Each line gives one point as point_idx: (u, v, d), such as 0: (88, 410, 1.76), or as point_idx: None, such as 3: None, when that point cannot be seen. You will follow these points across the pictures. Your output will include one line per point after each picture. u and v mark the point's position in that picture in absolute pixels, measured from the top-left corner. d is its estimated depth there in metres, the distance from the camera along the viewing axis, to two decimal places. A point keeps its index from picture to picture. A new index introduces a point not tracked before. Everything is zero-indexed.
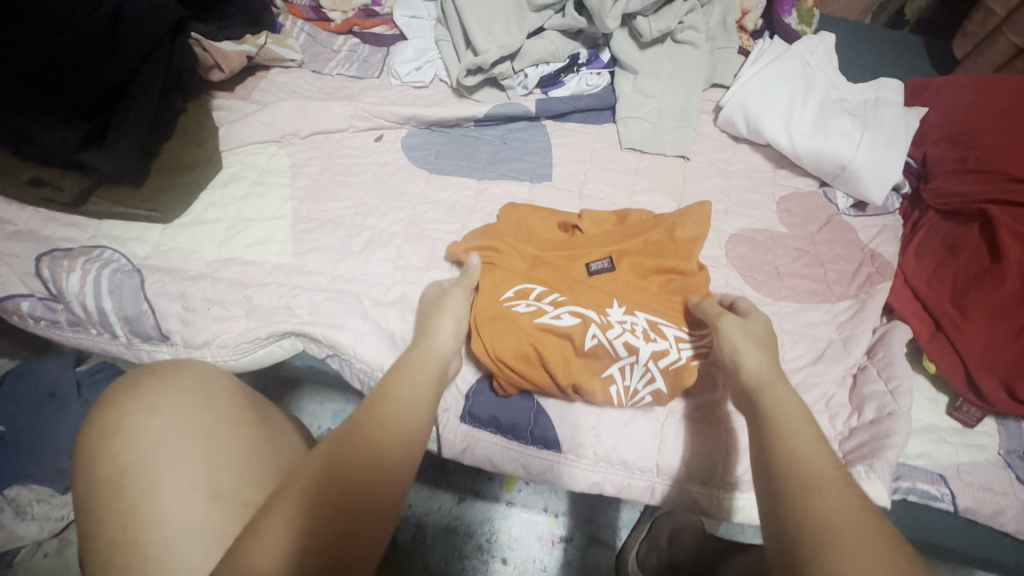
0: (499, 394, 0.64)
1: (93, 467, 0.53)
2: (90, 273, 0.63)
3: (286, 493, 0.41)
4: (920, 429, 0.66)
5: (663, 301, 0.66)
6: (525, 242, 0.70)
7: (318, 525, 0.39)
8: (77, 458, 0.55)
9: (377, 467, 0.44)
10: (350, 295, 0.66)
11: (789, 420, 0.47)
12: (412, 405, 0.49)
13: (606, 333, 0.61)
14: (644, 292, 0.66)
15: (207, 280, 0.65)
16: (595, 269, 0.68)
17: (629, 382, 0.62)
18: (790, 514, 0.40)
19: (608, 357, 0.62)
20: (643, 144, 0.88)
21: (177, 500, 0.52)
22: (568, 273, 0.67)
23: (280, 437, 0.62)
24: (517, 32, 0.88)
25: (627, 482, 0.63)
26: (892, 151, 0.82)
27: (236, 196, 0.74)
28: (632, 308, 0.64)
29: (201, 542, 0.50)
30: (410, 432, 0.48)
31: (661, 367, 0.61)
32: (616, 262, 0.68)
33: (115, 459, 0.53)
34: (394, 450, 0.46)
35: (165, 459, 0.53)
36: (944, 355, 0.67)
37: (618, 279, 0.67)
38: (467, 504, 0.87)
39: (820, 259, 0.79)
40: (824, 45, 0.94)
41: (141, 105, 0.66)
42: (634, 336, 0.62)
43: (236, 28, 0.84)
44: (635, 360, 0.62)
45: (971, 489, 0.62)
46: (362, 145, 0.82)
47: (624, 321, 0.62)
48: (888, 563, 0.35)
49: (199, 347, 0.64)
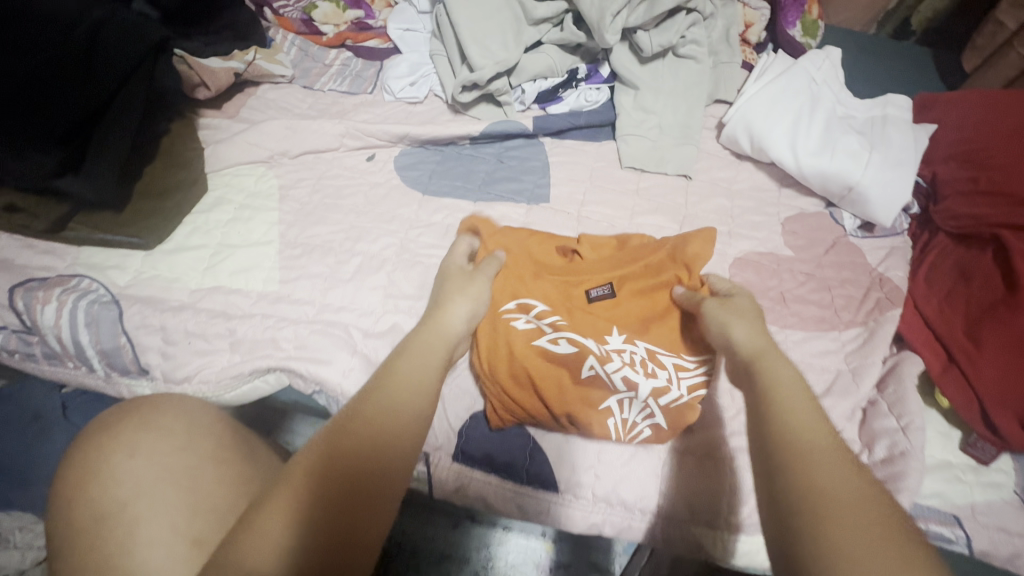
0: (493, 428, 0.62)
1: (70, 513, 0.50)
2: (66, 305, 0.61)
3: (287, 483, 0.42)
4: (934, 466, 0.64)
5: (666, 329, 0.63)
6: (526, 260, 0.67)
7: (318, 512, 0.40)
8: (53, 506, 0.51)
9: (376, 452, 0.44)
10: (338, 327, 0.63)
11: (793, 396, 0.46)
12: (412, 386, 0.49)
13: (604, 365, 0.60)
14: (647, 319, 0.63)
15: (189, 311, 0.63)
16: (595, 295, 0.65)
17: (625, 416, 0.60)
18: (787, 484, 0.41)
19: (606, 390, 0.60)
20: (644, 162, 0.85)
21: (156, 553, 0.47)
22: (567, 296, 0.65)
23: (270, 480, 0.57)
24: (513, 47, 0.86)
25: (627, 525, 0.59)
26: (901, 171, 0.80)
27: (222, 220, 0.71)
28: (631, 337, 0.62)
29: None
30: (412, 418, 0.47)
31: (661, 405, 0.59)
32: (617, 288, 0.65)
33: (93, 505, 0.49)
34: (394, 438, 0.45)
35: (147, 507, 0.49)
36: (957, 388, 0.64)
37: (619, 306, 0.64)
38: (462, 530, 0.84)
39: (827, 284, 0.76)
40: (830, 60, 0.91)
41: (120, 129, 0.64)
42: (631, 365, 0.60)
43: (224, 43, 0.81)
44: (634, 394, 0.59)
45: (987, 531, 0.59)
46: (353, 165, 0.80)
47: (623, 351, 0.61)
48: (879, 534, 0.36)
49: (180, 382, 0.61)
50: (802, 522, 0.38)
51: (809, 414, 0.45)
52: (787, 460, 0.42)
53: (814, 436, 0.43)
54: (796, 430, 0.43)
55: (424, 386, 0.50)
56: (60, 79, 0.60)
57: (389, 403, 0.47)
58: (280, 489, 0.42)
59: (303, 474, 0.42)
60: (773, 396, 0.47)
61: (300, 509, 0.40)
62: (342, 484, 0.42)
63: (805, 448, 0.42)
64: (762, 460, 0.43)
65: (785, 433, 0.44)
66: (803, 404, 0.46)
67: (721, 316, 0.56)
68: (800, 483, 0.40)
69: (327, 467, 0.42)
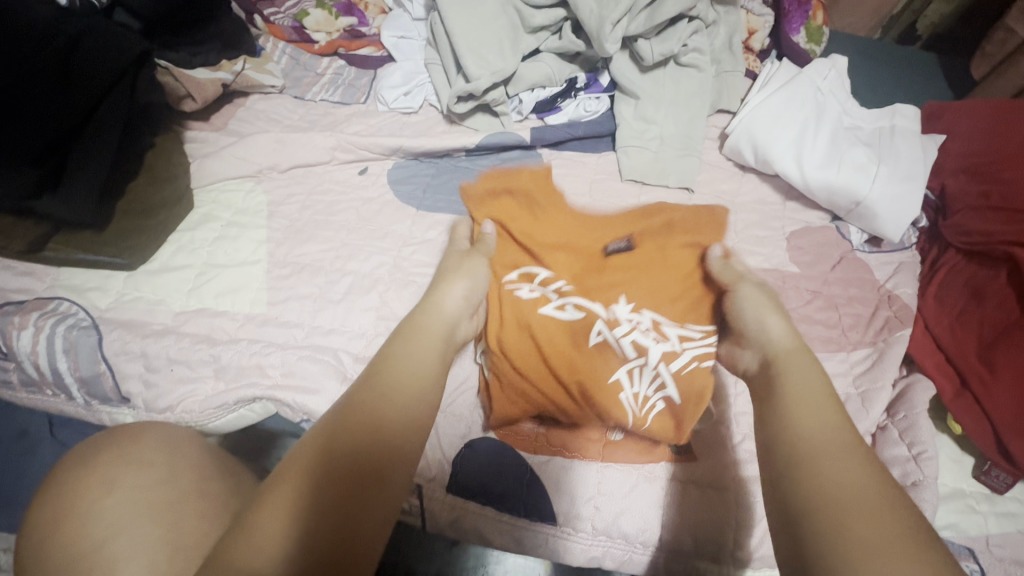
0: (488, 425, 0.61)
1: (44, 557, 0.47)
2: (43, 331, 0.58)
3: (292, 466, 0.40)
4: (946, 495, 0.61)
5: (675, 299, 0.64)
6: (539, 225, 0.69)
7: (326, 496, 0.38)
8: (27, 548, 0.48)
9: (377, 441, 0.42)
10: (328, 352, 0.61)
11: (804, 394, 0.46)
12: (411, 376, 0.47)
13: (613, 330, 0.61)
14: (655, 287, 0.64)
15: (172, 336, 0.60)
16: (612, 250, 0.68)
17: (636, 388, 0.59)
18: (792, 484, 0.40)
19: (617, 357, 0.60)
20: (644, 174, 0.83)
21: None
22: (581, 258, 0.67)
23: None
24: (510, 56, 0.83)
25: (628, 557, 0.57)
26: (910, 185, 0.77)
27: (208, 238, 0.68)
28: (639, 306, 0.63)
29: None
30: (416, 405, 0.45)
31: (672, 372, 0.59)
32: (632, 249, 0.68)
33: (69, 546, 0.47)
34: (398, 423, 0.43)
35: (125, 544, 0.46)
36: (970, 414, 0.62)
37: (632, 265, 0.66)
38: (458, 548, 0.78)
39: (834, 302, 0.74)
40: (836, 69, 0.88)
41: (100, 146, 0.62)
42: (639, 331, 0.61)
43: (212, 53, 0.79)
44: (644, 361, 0.59)
45: (1002, 565, 0.57)
46: (345, 179, 0.77)
47: (631, 320, 0.62)
48: (893, 535, 0.35)
49: (162, 411, 0.59)
50: (812, 517, 0.37)
51: (817, 410, 0.44)
52: (791, 460, 0.41)
53: (824, 434, 0.42)
54: (803, 427, 0.43)
55: (423, 377, 0.48)
56: (36, 96, 0.58)
57: (389, 393, 0.45)
58: (278, 485, 0.39)
59: (302, 465, 0.40)
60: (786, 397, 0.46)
61: (299, 503, 0.37)
62: (343, 474, 0.39)
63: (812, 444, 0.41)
64: (769, 460, 0.43)
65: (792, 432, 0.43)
66: (814, 401, 0.45)
67: (755, 309, 0.57)
68: (804, 477, 0.40)
69: (326, 458, 0.40)
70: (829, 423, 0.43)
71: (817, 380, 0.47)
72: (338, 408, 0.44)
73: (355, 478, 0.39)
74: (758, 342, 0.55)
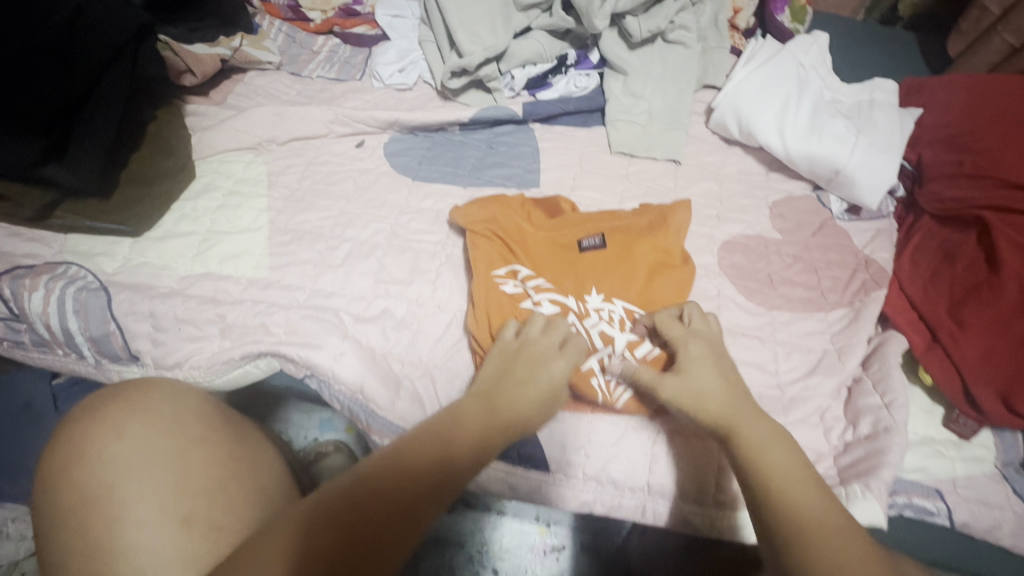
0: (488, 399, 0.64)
1: (59, 497, 0.49)
2: (54, 292, 0.60)
3: (287, 520, 0.42)
4: (917, 442, 0.65)
5: (648, 287, 0.66)
6: (527, 220, 0.71)
7: (318, 538, 0.40)
8: (42, 490, 0.51)
9: (389, 502, 0.44)
10: (329, 313, 0.64)
11: (789, 470, 0.48)
12: (453, 450, 0.48)
13: (584, 321, 0.63)
14: (627, 277, 0.66)
15: (178, 297, 0.63)
16: (587, 245, 0.68)
17: (606, 375, 0.61)
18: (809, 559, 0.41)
19: (589, 347, 0.62)
20: (633, 147, 0.86)
21: (145, 530, 0.48)
22: (559, 248, 0.68)
23: (257, 458, 0.58)
24: (503, 33, 0.85)
25: (617, 502, 0.61)
26: (888, 155, 0.80)
27: (210, 207, 0.71)
28: (610, 296, 0.65)
29: (173, 570, 0.46)
30: (440, 469, 0.46)
31: (638, 358, 0.61)
32: (608, 240, 0.69)
33: (81, 488, 0.49)
34: (414, 486, 0.45)
35: (134, 487, 0.49)
36: (940, 365, 0.66)
37: (608, 254, 0.68)
38: (457, 514, 0.89)
39: (814, 266, 0.77)
40: (818, 45, 0.91)
41: (104, 117, 0.64)
42: (609, 321, 0.63)
43: (210, 30, 0.81)
44: (613, 351, 0.62)
45: (968, 504, 0.61)
46: (342, 152, 0.80)
47: (601, 309, 0.64)
48: None
49: (170, 368, 0.61)
50: None
51: (803, 482, 0.47)
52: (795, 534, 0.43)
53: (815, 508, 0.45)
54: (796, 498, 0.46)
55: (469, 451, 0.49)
56: (40, 64, 0.59)
57: (418, 459, 0.47)
58: (277, 530, 0.41)
59: (298, 518, 0.42)
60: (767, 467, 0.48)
61: (296, 540, 0.40)
62: (343, 529, 0.41)
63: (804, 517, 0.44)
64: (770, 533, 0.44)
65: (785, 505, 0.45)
66: (800, 477, 0.47)
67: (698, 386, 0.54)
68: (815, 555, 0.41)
69: (338, 515, 0.42)
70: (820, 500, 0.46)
71: (800, 460, 0.49)
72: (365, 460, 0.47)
73: (357, 538, 0.41)
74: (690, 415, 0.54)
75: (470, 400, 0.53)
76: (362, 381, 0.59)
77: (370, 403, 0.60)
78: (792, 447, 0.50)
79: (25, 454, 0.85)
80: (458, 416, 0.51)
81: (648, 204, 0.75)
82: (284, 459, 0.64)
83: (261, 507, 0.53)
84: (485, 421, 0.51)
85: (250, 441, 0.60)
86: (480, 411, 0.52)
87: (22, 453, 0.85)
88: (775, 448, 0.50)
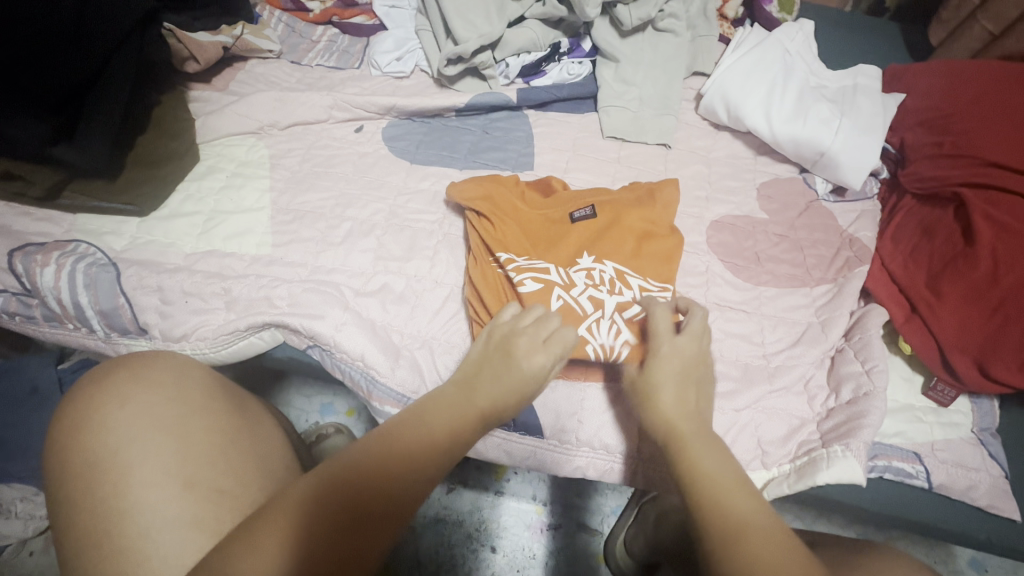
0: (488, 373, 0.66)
1: (66, 458, 0.50)
2: (65, 267, 0.63)
3: (279, 508, 0.42)
4: (897, 408, 0.68)
5: (637, 254, 0.68)
6: (521, 199, 0.73)
7: (313, 524, 0.41)
8: (49, 452, 0.52)
9: (380, 483, 0.45)
10: (330, 286, 0.66)
11: (721, 479, 0.46)
12: (435, 434, 0.49)
13: (570, 292, 0.64)
14: (617, 241, 0.69)
15: (185, 272, 0.65)
16: (578, 216, 0.71)
17: (601, 339, 0.61)
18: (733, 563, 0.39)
19: (580, 315, 0.62)
20: (625, 131, 0.88)
21: (151, 491, 0.49)
22: (552, 222, 0.71)
23: (258, 429, 0.59)
24: (497, 21, 0.88)
25: (609, 467, 0.63)
26: (869, 137, 0.83)
27: (214, 188, 0.73)
28: (601, 258, 0.68)
29: (178, 530, 0.47)
30: (426, 457, 0.47)
31: (626, 320, 0.63)
32: (598, 211, 0.71)
33: (87, 452, 0.50)
34: (403, 473, 0.46)
35: (139, 451, 0.50)
36: (919, 336, 0.68)
37: (599, 225, 0.70)
38: (455, 493, 0.92)
39: (799, 244, 0.80)
40: (803, 32, 0.94)
41: (111, 99, 0.66)
42: (600, 278, 0.66)
43: (211, 18, 0.83)
44: (603, 316, 0.63)
45: (945, 466, 0.63)
46: (342, 136, 0.82)
47: (593, 268, 0.66)
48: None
49: (177, 340, 0.63)
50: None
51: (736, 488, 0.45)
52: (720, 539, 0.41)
53: (750, 520, 0.42)
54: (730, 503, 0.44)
55: (451, 435, 0.50)
56: (51, 47, 0.62)
57: (403, 445, 0.47)
58: (270, 514, 0.42)
59: (290, 506, 0.42)
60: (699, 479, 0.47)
61: (291, 525, 0.41)
62: (341, 509, 0.42)
63: (737, 525, 0.42)
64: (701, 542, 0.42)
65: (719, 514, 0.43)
66: (736, 489, 0.45)
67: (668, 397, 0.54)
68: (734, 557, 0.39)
69: (330, 494, 0.43)
70: (756, 514, 0.43)
71: (735, 471, 0.47)
72: (352, 447, 0.47)
73: (351, 519, 0.42)
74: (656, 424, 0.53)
75: (449, 390, 0.54)
76: (363, 350, 0.62)
77: (370, 370, 0.63)
78: (733, 464, 0.48)
79: (30, 435, 0.86)
80: (435, 405, 0.52)
81: (638, 184, 0.77)
82: (286, 432, 0.65)
83: (261, 475, 0.54)
84: (465, 409, 0.52)
85: (250, 412, 0.60)
86: (459, 399, 0.53)
87: (27, 434, 0.86)
88: (715, 463, 0.48)
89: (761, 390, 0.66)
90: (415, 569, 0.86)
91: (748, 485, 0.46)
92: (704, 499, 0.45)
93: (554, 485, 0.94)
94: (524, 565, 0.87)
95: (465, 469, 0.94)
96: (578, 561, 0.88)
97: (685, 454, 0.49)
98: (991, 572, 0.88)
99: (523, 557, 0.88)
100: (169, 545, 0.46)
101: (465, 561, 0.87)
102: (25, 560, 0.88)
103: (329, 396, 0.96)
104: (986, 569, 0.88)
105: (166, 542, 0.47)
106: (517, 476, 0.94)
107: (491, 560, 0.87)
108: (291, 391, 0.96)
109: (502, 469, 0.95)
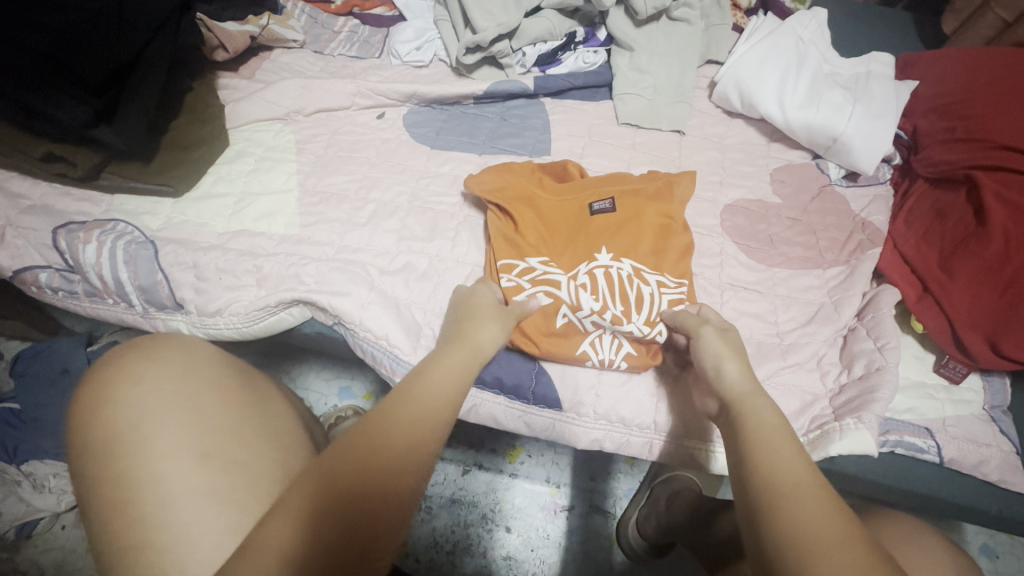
0: (509, 359, 0.66)
1: (84, 433, 0.50)
2: (106, 245, 0.66)
3: (297, 493, 0.40)
4: (909, 386, 0.70)
5: (653, 240, 0.70)
6: (538, 185, 0.75)
7: (334, 501, 0.40)
8: (70, 428, 0.51)
9: (390, 452, 0.44)
10: (357, 265, 0.69)
11: (770, 436, 0.46)
12: (427, 411, 0.48)
13: (577, 313, 0.65)
14: (635, 237, 0.70)
15: (218, 250, 0.68)
16: (597, 208, 0.72)
17: (602, 355, 0.65)
18: (765, 520, 0.41)
19: (580, 334, 0.65)
20: (639, 119, 0.90)
21: (167, 464, 0.47)
22: (570, 213, 0.72)
23: (271, 407, 0.58)
24: (514, 11, 0.90)
25: (626, 439, 0.65)
26: (884, 122, 0.84)
27: (244, 171, 0.76)
28: (619, 255, 0.69)
29: (198, 499, 0.47)
30: (428, 418, 0.47)
31: (629, 337, 0.65)
32: (617, 204, 0.72)
33: (104, 426, 0.49)
34: (411, 442, 0.45)
35: (154, 424, 0.49)
36: (932, 315, 0.69)
37: (617, 219, 0.71)
38: (470, 475, 0.95)
39: (812, 228, 0.81)
40: (816, 20, 0.95)
41: (150, 83, 0.70)
42: (616, 277, 0.67)
43: (239, 8, 0.86)
44: (604, 332, 0.65)
45: (956, 441, 0.65)
46: (365, 122, 0.85)
47: (610, 266, 0.68)
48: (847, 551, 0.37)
49: (212, 315, 0.67)
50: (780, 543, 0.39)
51: (782, 452, 0.45)
52: (758, 497, 0.42)
53: (793, 477, 0.43)
54: (774, 463, 0.44)
55: (438, 418, 0.48)
56: (97, 34, 0.64)
57: (399, 428, 0.45)
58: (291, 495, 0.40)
59: (310, 490, 0.40)
60: (751, 439, 0.47)
61: (313, 506, 0.39)
62: (363, 481, 0.41)
63: (778, 486, 0.42)
64: (741, 496, 0.44)
65: (761, 473, 0.44)
66: (781, 454, 0.45)
67: (714, 351, 0.57)
68: (769, 515, 0.41)
69: (342, 477, 0.41)
70: (802, 468, 0.44)
71: (789, 437, 0.46)
72: (364, 421, 0.46)
73: (355, 499, 0.40)
74: (716, 386, 0.55)
75: (432, 360, 0.54)
76: (388, 326, 0.64)
77: (394, 350, 0.64)
78: (786, 426, 0.48)
79: (61, 413, 0.90)
80: (423, 380, 0.51)
81: (656, 173, 0.78)
82: (297, 410, 0.64)
83: (273, 448, 0.53)
84: (445, 382, 0.51)
85: (262, 388, 0.60)
86: (451, 366, 0.53)
87: (58, 413, 0.90)
88: (768, 426, 0.47)
89: (775, 365, 0.68)
90: (432, 547, 0.89)
91: (794, 442, 0.46)
92: (753, 460, 0.45)
93: (568, 469, 0.96)
94: (538, 544, 0.89)
95: (480, 450, 0.96)
96: (593, 540, 0.90)
97: (739, 415, 0.50)
98: (1001, 558, 0.89)
99: (537, 537, 0.90)
100: (188, 512, 0.46)
101: (480, 541, 0.89)
102: (57, 534, 0.89)
103: (347, 380, 0.98)
104: (997, 554, 0.89)
105: (186, 511, 0.46)
106: (532, 459, 0.96)
107: (506, 539, 0.89)
108: (310, 374, 0.99)
109: (517, 452, 0.97)
